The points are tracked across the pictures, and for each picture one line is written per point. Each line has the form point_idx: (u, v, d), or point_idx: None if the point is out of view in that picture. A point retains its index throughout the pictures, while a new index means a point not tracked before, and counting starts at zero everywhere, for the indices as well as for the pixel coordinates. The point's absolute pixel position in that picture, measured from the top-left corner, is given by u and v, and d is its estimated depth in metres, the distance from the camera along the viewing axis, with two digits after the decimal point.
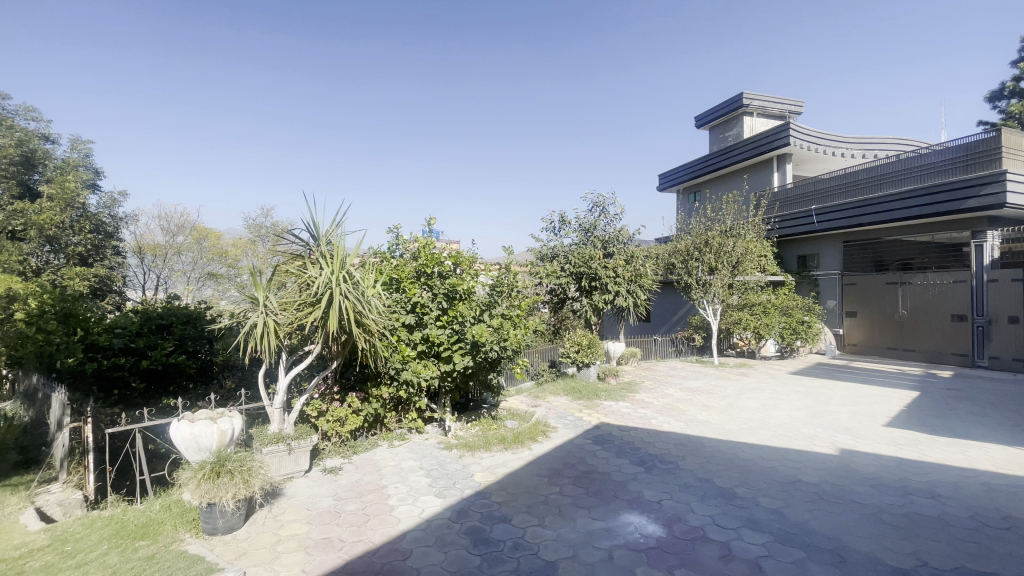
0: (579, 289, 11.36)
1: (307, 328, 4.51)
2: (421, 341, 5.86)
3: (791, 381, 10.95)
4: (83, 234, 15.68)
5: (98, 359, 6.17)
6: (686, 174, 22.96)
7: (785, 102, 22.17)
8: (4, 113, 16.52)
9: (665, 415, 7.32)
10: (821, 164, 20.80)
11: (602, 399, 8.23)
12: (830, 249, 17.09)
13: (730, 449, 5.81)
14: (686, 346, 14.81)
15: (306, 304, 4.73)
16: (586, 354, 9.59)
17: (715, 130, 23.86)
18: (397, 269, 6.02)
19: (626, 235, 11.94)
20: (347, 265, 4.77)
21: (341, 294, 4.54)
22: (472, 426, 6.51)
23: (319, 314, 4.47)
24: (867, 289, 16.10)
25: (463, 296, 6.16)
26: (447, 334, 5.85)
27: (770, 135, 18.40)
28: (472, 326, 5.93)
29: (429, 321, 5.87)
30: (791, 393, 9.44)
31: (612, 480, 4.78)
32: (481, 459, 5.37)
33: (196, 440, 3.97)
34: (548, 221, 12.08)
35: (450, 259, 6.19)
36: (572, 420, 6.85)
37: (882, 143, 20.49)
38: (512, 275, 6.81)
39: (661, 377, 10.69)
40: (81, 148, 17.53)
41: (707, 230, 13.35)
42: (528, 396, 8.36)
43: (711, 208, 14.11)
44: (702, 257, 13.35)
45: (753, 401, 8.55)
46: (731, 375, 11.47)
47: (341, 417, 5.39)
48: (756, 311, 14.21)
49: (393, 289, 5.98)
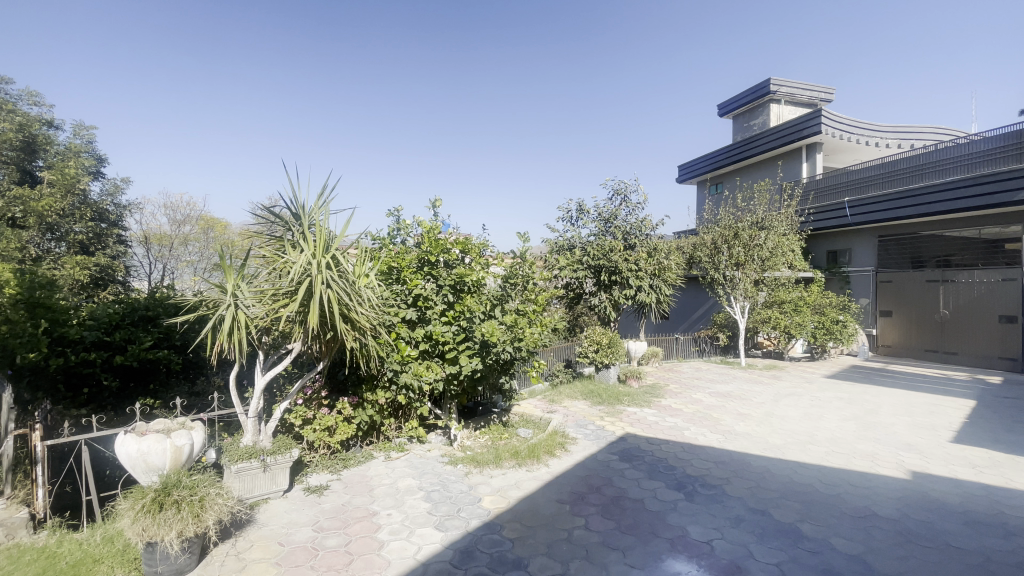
0: (597, 283, 10.50)
1: (279, 324, 3.72)
2: (424, 339, 5.12)
3: (829, 386, 10.03)
4: (85, 222, 15.18)
5: (66, 354, 5.42)
6: (707, 166, 21.94)
7: (814, 89, 21.00)
8: (4, 97, 16.04)
9: (698, 426, 6.47)
10: (852, 154, 19.66)
11: (625, 404, 7.40)
12: (863, 243, 15.97)
13: (781, 472, 4.97)
14: (710, 346, 13.86)
15: (276, 294, 3.92)
16: (606, 355, 8.75)
17: (739, 119, 22.76)
18: (397, 256, 5.25)
19: (649, 226, 11.06)
20: (333, 249, 3.99)
21: (324, 282, 3.75)
22: (481, 434, 5.76)
23: (295, 308, 3.68)
24: (904, 288, 15.00)
25: (471, 288, 5.40)
26: (453, 332, 5.09)
27: (801, 122, 17.25)
28: (482, 323, 5.14)
29: (432, 316, 5.13)
30: (833, 400, 8.54)
31: (647, 510, 3.98)
32: (490, 479, 4.58)
33: (145, 459, 3.27)
34: (565, 209, 11.23)
35: (457, 246, 5.40)
36: (593, 430, 6.05)
37: (919, 133, 19.27)
38: (529, 266, 5.96)
39: (687, 379, 9.85)
40: (83, 134, 17.10)
41: (736, 221, 12.39)
42: (542, 399, 7.58)
43: (742, 198, 13.12)
44: (730, 250, 12.41)
45: (793, 410, 7.66)
46: (762, 378, 10.56)
47: (330, 426, 4.64)
48: (786, 308, 13.29)
49: (392, 279, 5.23)
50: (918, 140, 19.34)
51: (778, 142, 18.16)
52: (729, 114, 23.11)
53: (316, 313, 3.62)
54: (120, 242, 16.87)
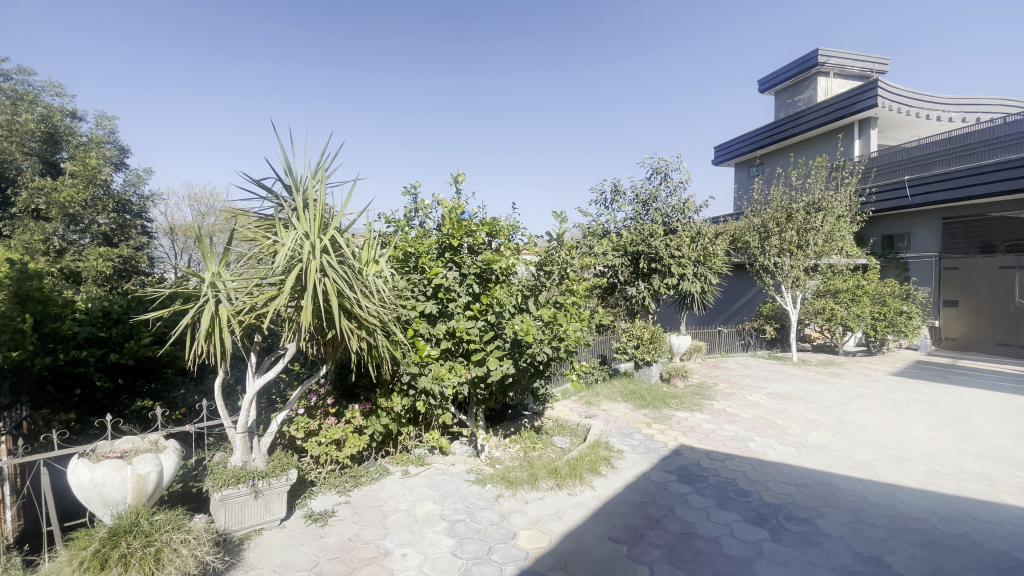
0: (635, 272, 9.58)
1: (262, 323, 2.95)
2: (446, 336, 4.38)
3: (900, 386, 8.92)
4: (108, 213, 14.54)
5: (55, 352, 4.58)
6: (747, 146, 20.53)
7: (866, 60, 19.32)
8: (27, 89, 15.95)
9: (764, 436, 5.56)
10: (909, 130, 18.03)
11: (672, 408, 6.53)
12: (924, 227, 14.28)
13: (881, 499, 4.05)
14: (755, 339, 12.77)
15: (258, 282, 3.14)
16: (648, 351, 7.85)
17: (782, 95, 21.26)
18: (414, 241, 4.50)
19: (692, 208, 10.09)
20: (333, 229, 3.23)
21: (320, 269, 3.00)
22: (512, 444, 5.00)
23: (283, 302, 2.91)
24: (973, 275, 13.53)
25: (500, 278, 4.61)
26: (479, 328, 4.32)
27: (854, 95, 15.75)
28: (513, 317, 4.35)
29: (455, 310, 4.38)
30: (911, 403, 7.48)
31: (726, 555, 3.15)
32: (526, 505, 3.81)
33: (100, 491, 2.68)
34: (599, 191, 10.33)
35: (483, 227, 4.60)
36: (641, 441, 5.21)
37: (987, 105, 17.51)
38: (567, 251, 5.07)
39: (737, 377, 8.90)
40: (106, 125, 16.96)
41: (789, 203, 11.28)
42: (578, 402, 6.76)
43: (795, 176, 11.90)
44: (781, 234, 11.30)
45: (869, 416, 6.65)
46: (820, 376, 9.52)
47: (338, 438, 3.94)
48: (842, 298, 12.11)
49: (407, 267, 4.51)
50: (986, 113, 17.57)
51: (827, 118, 16.67)
52: (770, 91, 21.64)
53: (310, 308, 2.86)
54: (145, 232, 16.62)
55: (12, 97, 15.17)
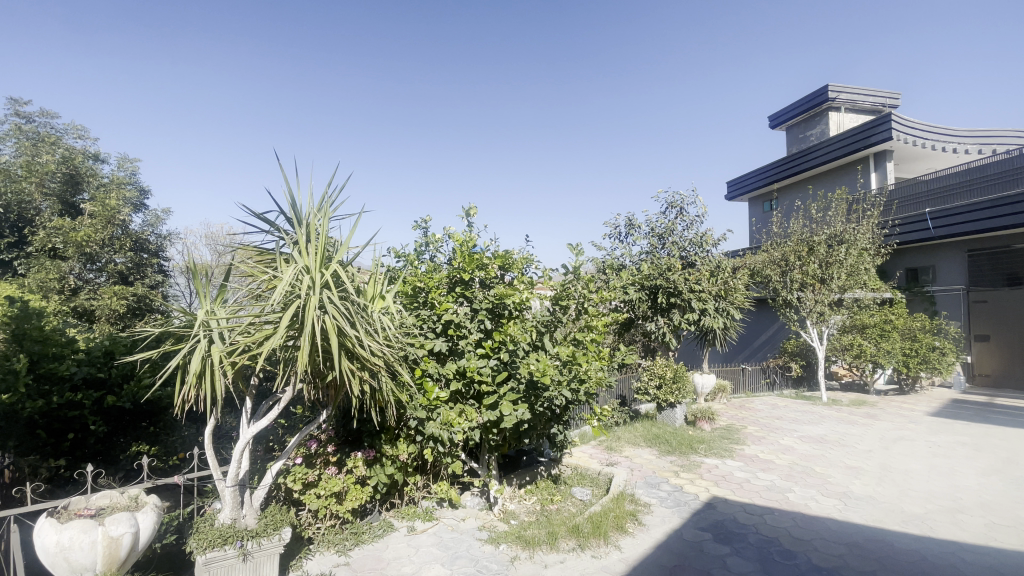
0: (653, 307, 9.25)
1: (254, 366, 2.68)
2: (456, 376, 4.07)
3: (942, 427, 8.31)
4: (125, 252, 14.60)
5: (50, 395, 4.25)
6: (760, 181, 20.42)
7: (877, 94, 19.35)
8: (54, 133, 16.52)
9: (804, 486, 5.07)
10: (926, 162, 17.80)
11: (700, 454, 6.06)
12: (948, 259, 13.62)
13: (945, 560, 3.56)
14: (781, 377, 12.21)
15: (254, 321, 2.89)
16: (670, 393, 7.44)
17: (793, 130, 21.31)
18: (423, 275, 4.28)
19: (710, 242, 9.84)
20: (335, 262, 3.00)
21: (319, 306, 2.76)
22: (528, 495, 4.60)
23: (278, 341, 2.64)
24: (1004, 308, 12.94)
25: (514, 313, 4.34)
26: (492, 368, 4.01)
27: (867, 129, 15.65)
28: (529, 356, 4.05)
29: (466, 348, 4.10)
30: (957, 447, 6.90)
31: None
32: (544, 570, 3.39)
33: (66, 556, 2.43)
34: (613, 225, 10.15)
35: (496, 260, 4.37)
36: (670, 493, 4.76)
37: (1004, 136, 17.28)
38: (585, 284, 4.79)
39: (765, 418, 8.38)
40: (128, 167, 17.41)
41: (810, 235, 11.00)
42: (598, 447, 6.32)
43: (815, 208, 11.63)
44: (803, 267, 10.96)
45: (914, 461, 6.11)
46: (854, 417, 8.94)
47: (339, 490, 3.60)
48: (870, 333, 11.59)
49: (416, 303, 4.28)
50: (1004, 144, 17.31)
51: (841, 151, 16.54)
52: (781, 126, 21.72)
53: (306, 349, 2.59)
54: (161, 271, 16.67)
55: (40, 142, 15.67)
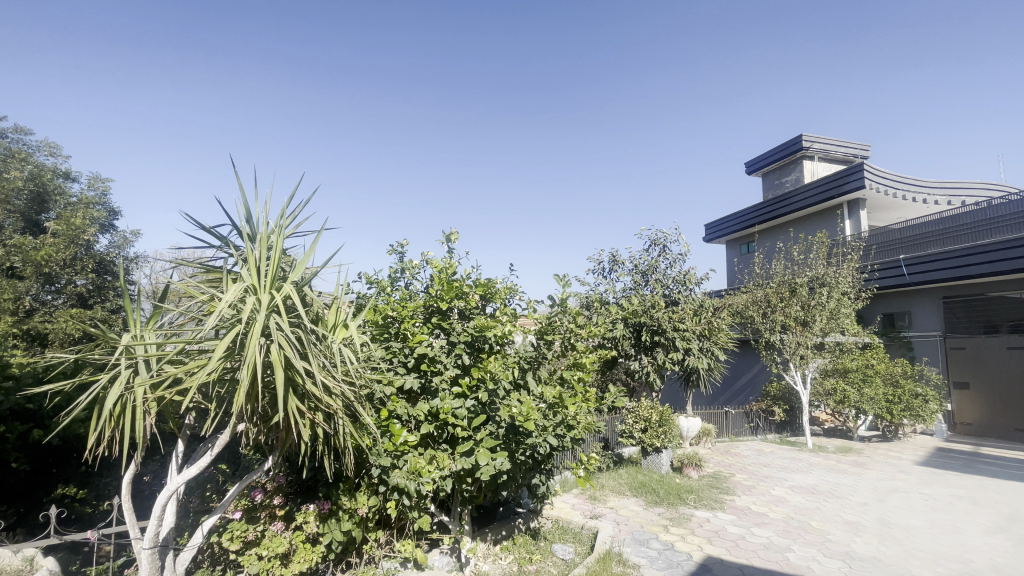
0: (637, 345, 8.94)
1: (180, 402, 2.22)
2: (428, 417, 3.65)
3: (933, 478, 8.05)
4: (87, 274, 13.43)
5: None
6: (738, 224, 20.76)
7: (849, 145, 20.11)
8: (25, 149, 15.87)
9: (803, 544, 4.68)
10: (897, 211, 18.34)
11: (689, 506, 5.64)
12: (925, 305, 13.76)
13: None
14: (764, 422, 11.94)
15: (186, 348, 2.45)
16: (656, 436, 7.05)
17: (769, 176, 21.92)
18: (397, 304, 3.92)
19: (693, 280, 9.70)
20: (290, 282, 2.60)
21: (267, 333, 2.33)
22: (505, 554, 4.09)
23: (211, 373, 2.20)
24: (981, 356, 13.02)
25: (494, 348, 3.97)
26: (469, 408, 3.58)
27: (841, 177, 16.10)
28: (509, 396, 3.64)
29: (440, 385, 3.69)
30: (954, 500, 6.60)
31: None
32: None
33: None
34: (596, 261, 9.99)
35: (477, 289, 4.04)
36: (659, 553, 4.32)
37: (970, 188, 17.96)
38: (572, 318, 4.45)
39: (754, 466, 8.01)
40: (99, 186, 16.66)
41: (792, 277, 10.98)
42: (581, 497, 5.86)
43: (797, 251, 11.66)
44: (785, 309, 10.88)
45: (913, 516, 5.78)
46: (843, 466, 8.63)
47: (284, 550, 3.07)
48: (852, 378, 11.48)
49: (386, 334, 3.90)
50: (971, 197, 17.97)
51: (815, 198, 16.96)
52: (758, 172, 22.35)
53: (245, 383, 2.16)
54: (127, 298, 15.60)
55: (7, 157, 14.91)
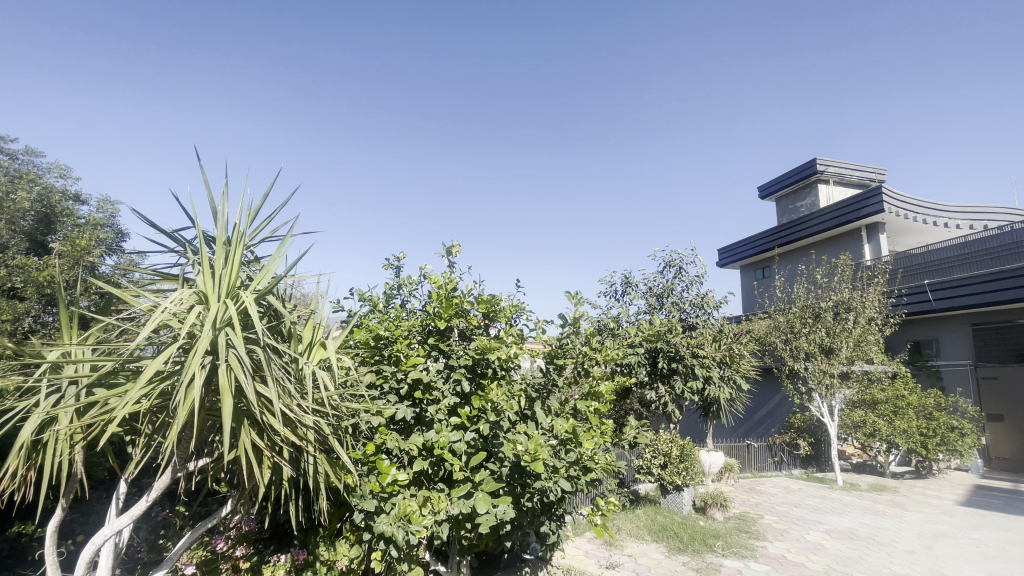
0: (652, 373, 8.41)
1: (101, 438, 1.81)
2: (423, 452, 3.17)
3: (980, 521, 7.31)
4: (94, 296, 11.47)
5: None
6: (751, 249, 20.30)
7: (864, 169, 19.74)
8: (37, 172, 15.68)
9: None
10: (917, 236, 17.77)
11: (716, 554, 5.04)
12: (952, 333, 13.10)
13: None
14: (789, 456, 11.24)
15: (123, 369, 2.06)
16: (678, 473, 6.48)
17: (783, 201, 21.53)
18: (390, 323, 3.52)
19: (711, 303, 9.23)
20: (252, 291, 2.19)
21: (213, 350, 1.90)
22: None
23: (136, 398, 1.76)
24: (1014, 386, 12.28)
25: (498, 373, 3.51)
26: (468, 443, 3.09)
27: (857, 201, 15.67)
28: (514, 428, 3.14)
29: (436, 415, 3.21)
30: (1011, 549, 5.89)
31: None
32: None
33: None
34: (608, 283, 9.58)
35: (479, 306, 3.61)
36: None
37: (992, 213, 17.41)
38: (587, 340, 3.94)
39: (783, 506, 7.34)
40: (109, 209, 16.26)
41: (817, 301, 10.46)
42: (596, 542, 5.26)
43: (820, 274, 11.14)
44: (810, 335, 10.30)
45: (970, 567, 5.11)
46: (880, 506, 7.90)
47: None
48: (882, 410, 10.75)
49: (378, 357, 3.47)
50: (993, 221, 17.40)
51: (831, 222, 16.50)
52: (771, 197, 21.99)
53: (181, 418, 1.73)
54: None
55: (15, 176, 14.41)
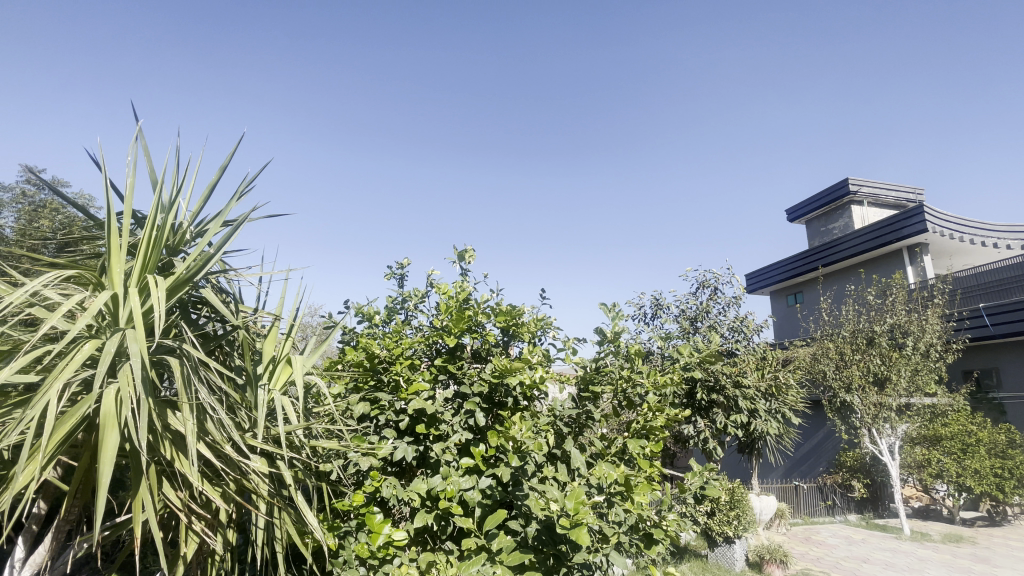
0: (689, 405, 7.59)
1: None
2: (428, 504, 2.48)
3: None
4: None
5: None
6: (781, 274, 19.36)
7: (900, 189, 18.82)
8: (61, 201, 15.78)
9: None
10: (964, 257, 16.62)
11: None
12: (1014, 360, 11.89)
13: None
14: (841, 500, 10.23)
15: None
16: (726, 522, 5.62)
17: (813, 224, 20.63)
18: (389, 339, 2.90)
19: (751, 328, 8.42)
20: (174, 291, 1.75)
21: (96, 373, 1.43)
22: None
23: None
24: None
25: (520, 401, 2.83)
26: (482, 491, 2.38)
27: (895, 221, 14.76)
28: (542, 474, 2.43)
29: (441, 454, 2.53)
30: None
31: None
32: None
33: None
34: (637, 306, 8.86)
35: (497, 318, 2.98)
36: None
37: None
38: (629, 360, 3.20)
39: (849, 561, 6.32)
40: None
41: (868, 325, 9.52)
42: None
43: (868, 296, 10.23)
44: (861, 362, 9.34)
45: None
46: (963, 561, 6.77)
47: None
48: (948, 447, 9.59)
49: (375, 382, 2.84)
50: None
51: (869, 243, 15.56)
52: (800, 220, 21.11)
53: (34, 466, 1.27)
54: None
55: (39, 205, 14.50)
